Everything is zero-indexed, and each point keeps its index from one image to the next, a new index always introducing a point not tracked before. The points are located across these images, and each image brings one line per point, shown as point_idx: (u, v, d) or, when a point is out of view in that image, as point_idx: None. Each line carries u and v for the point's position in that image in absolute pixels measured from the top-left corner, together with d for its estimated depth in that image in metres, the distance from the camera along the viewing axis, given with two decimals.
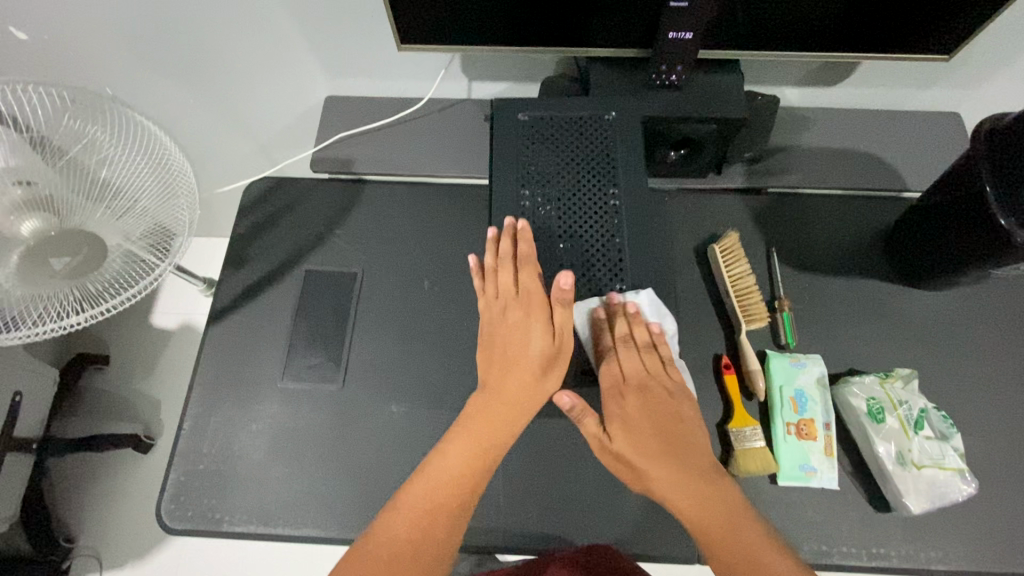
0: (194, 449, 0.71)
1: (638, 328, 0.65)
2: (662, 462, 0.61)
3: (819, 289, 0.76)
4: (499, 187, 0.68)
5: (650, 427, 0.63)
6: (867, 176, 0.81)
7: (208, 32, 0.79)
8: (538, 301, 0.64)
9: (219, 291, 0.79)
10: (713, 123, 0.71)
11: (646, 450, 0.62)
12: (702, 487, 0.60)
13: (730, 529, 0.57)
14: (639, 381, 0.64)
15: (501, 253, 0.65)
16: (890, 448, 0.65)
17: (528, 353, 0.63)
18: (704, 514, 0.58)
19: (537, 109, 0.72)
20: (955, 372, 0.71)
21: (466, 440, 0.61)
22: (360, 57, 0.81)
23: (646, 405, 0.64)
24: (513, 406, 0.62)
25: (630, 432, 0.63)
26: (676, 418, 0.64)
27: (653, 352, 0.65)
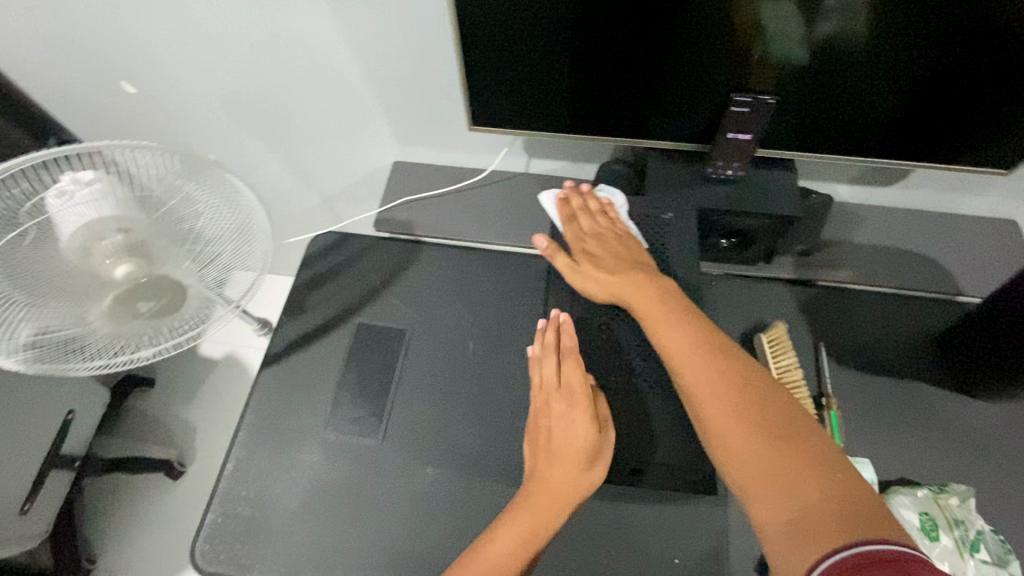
0: (234, 491, 0.73)
1: (592, 201, 0.74)
2: (618, 278, 0.66)
3: (868, 389, 0.74)
4: (556, 280, 0.73)
5: (607, 255, 0.68)
6: (920, 278, 0.81)
7: (296, 99, 0.87)
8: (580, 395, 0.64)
9: (275, 336, 0.82)
10: (765, 218, 0.73)
11: (607, 268, 0.67)
12: (657, 307, 0.63)
13: (692, 342, 0.59)
14: (595, 232, 0.71)
15: (547, 345, 0.68)
16: (944, 569, 0.61)
17: (572, 446, 0.62)
18: (667, 333, 0.60)
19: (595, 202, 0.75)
20: (1014, 492, 0.68)
21: (507, 531, 0.60)
22: (430, 129, 0.88)
23: (606, 246, 0.69)
24: (559, 498, 0.61)
25: (594, 263, 0.68)
26: (632, 252, 0.69)
27: (604, 214, 0.73)
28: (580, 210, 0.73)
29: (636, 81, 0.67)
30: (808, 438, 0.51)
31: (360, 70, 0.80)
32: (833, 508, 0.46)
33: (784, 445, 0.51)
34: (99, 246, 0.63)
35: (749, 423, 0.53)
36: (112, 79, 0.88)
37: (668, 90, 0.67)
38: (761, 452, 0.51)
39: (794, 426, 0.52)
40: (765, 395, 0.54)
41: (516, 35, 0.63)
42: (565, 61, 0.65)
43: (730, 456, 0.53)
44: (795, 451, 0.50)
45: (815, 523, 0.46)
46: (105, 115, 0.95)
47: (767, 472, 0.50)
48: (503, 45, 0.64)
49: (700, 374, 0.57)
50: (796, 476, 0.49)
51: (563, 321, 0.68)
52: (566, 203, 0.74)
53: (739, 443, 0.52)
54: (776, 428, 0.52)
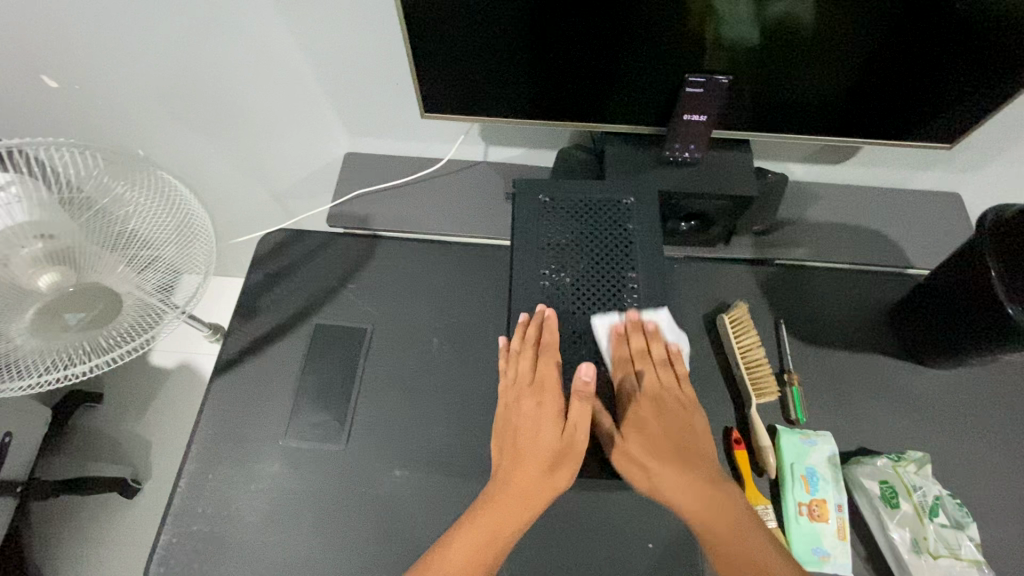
0: (189, 508, 0.69)
1: (657, 344, 0.67)
2: (668, 475, 0.64)
3: (828, 364, 0.76)
4: (519, 266, 0.69)
5: (663, 436, 0.66)
6: (872, 253, 0.83)
7: (236, 91, 0.82)
8: (551, 391, 0.65)
9: (227, 343, 0.78)
10: (724, 199, 0.73)
11: (659, 453, 0.65)
12: (676, 470, 0.64)
13: (714, 504, 0.62)
14: (654, 386, 0.67)
15: (524, 338, 0.66)
16: (905, 535, 0.63)
17: (540, 446, 0.63)
18: (684, 495, 0.63)
19: (556, 190, 0.72)
20: (966, 454, 0.71)
21: (471, 532, 0.60)
22: (382, 120, 0.84)
23: (661, 412, 0.67)
24: (520, 501, 0.61)
25: (642, 432, 0.66)
26: (681, 421, 0.67)
27: (668, 367, 0.68)
28: (642, 358, 0.66)
29: (591, 63, 0.65)
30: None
31: (305, 57, 0.76)
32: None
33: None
34: (16, 254, 0.58)
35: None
36: (30, 73, 0.81)
37: (624, 75, 0.66)
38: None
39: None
40: (778, 569, 0.58)
41: (466, 17, 0.60)
42: (517, 44, 0.63)
43: None
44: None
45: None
46: (27, 113, 0.88)
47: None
48: (452, 30, 0.62)
49: (720, 542, 0.60)
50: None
51: (545, 313, 0.65)
52: (621, 340, 0.67)
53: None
54: None
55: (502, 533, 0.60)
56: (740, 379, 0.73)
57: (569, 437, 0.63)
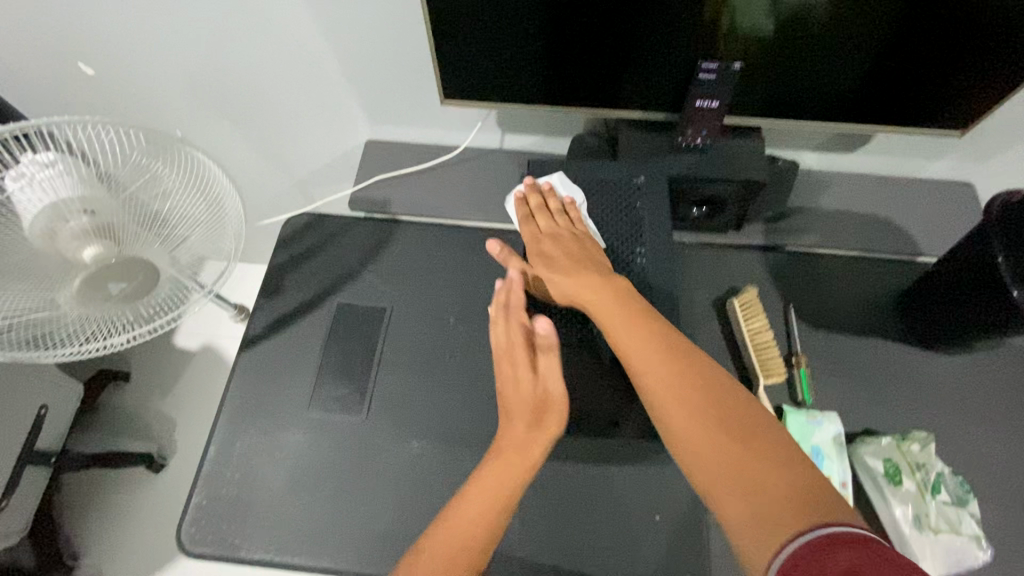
0: (218, 474, 0.73)
1: (551, 199, 0.73)
2: (579, 285, 0.65)
3: (835, 348, 0.77)
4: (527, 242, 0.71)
5: (567, 259, 0.67)
6: (882, 241, 0.84)
7: (263, 78, 0.85)
8: (522, 348, 0.66)
9: (254, 319, 0.82)
10: (735, 184, 0.75)
11: (564, 267, 0.67)
12: (608, 307, 0.63)
13: (660, 350, 0.58)
14: (554, 232, 0.70)
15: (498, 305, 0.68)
16: (907, 511, 0.65)
17: (522, 398, 0.64)
18: (630, 339, 0.59)
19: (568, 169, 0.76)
20: (971, 438, 0.72)
21: (471, 495, 0.60)
22: (402, 107, 0.87)
23: (564, 247, 0.68)
24: (510, 463, 0.61)
25: (549, 259, 0.68)
26: (588, 251, 0.68)
27: (563, 214, 0.71)
28: (538, 210, 0.72)
29: (605, 50, 0.67)
30: (771, 434, 0.51)
31: (328, 45, 0.79)
32: (797, 498, 0.46)
33: (754, 444, 0.50)
34: (64, 228, 0.59)
35: (707, 416, 0.53)
36: (70, 61, 0.85)
37: (638, 62, 0.68)
38: (726, 453, 0.50)
39: (763, 429, 0.51)
40: (730, 397, 0.54)
41: (485, 5, 0.63)
42: (534, 31, 0.65)
43: (704, 467, 0.51)
44: (768, 454, 0.49)
45: (772, 510, 0.46)
46: (66, 99, 0.92)
47: (745, 463, 0.49)
48: (471, 18, 0.64)
49: (660, 381, 0.56)
50: (755, 468, 0.49)
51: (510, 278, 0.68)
52: (523, 203, 0.74)
53: (703, 437, 0.52)
54: (738, 429, 0.51)
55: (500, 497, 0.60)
56: (749, 361, 0.74)
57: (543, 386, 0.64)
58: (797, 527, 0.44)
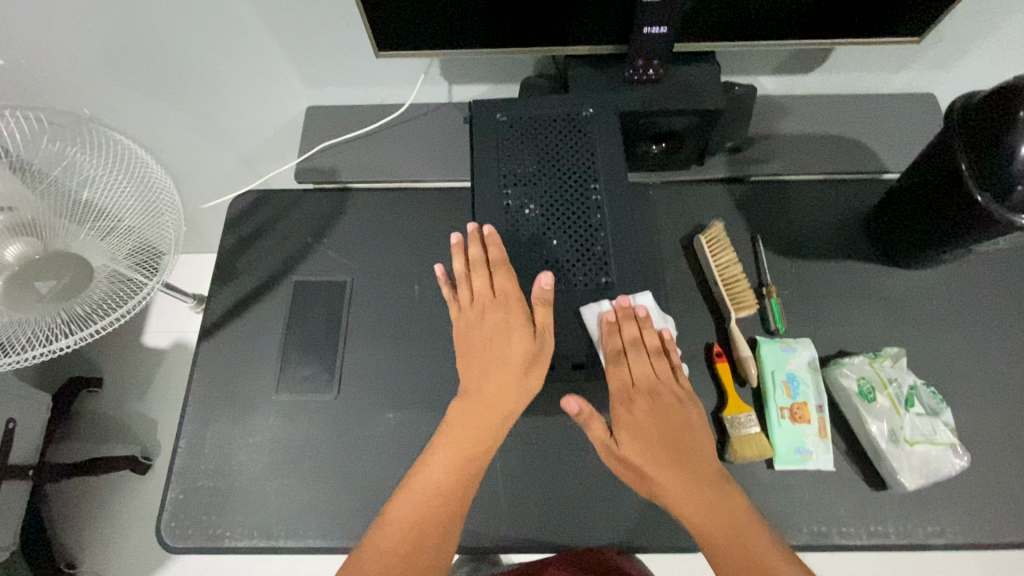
0: (191, 466, 0.71)
1: (648, 333, 0.65)
2: (672, 475, 0.61)
3: (805, 274, 0.77)
4: (480, 189, 0.69)
5: (656, 436, 0.63)
6: (846, 161, 0.82)
7: (183, 50, 0.79)
8: (516, 302, 0.65)
9: (209, 307, 0.78)
10: (691, 114, 0.72)
11: (656, 457, 0.62)
12: (687, 476, 0.61)
13: (736, 519, 0.58)
14: (651, 386, 0.65)
15: (478, 264, 0.66)
16: (883, 427, 0.65)
17: (510, 360, 0.64)
18: (707, 508, 0.59)
19: (515, 110, 0.72)
20: (943, 349, 0.72)
21: (442, 456, 0.61)
22: (338, 67, 0.82)
23: (655, 411, 0.64)
24: (481, 419, 0.63)
25: (636, 436, 0.63)
26: (681, 411, 0.64)
27: (660, 356, 0.66)
28: (631, 345, 0.64)
29: None
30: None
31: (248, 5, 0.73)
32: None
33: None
34: None
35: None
36: None
37: None
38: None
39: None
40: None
41: None
42: None
43: None
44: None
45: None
46: None
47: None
48: None
49: (735, 546, 0.57)
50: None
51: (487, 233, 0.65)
52: (614, 329, 0.64)
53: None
54: None
55: (480, 443, 0.62)
56: (719, 296, 0.73)
57: (539, 343, 0.63)
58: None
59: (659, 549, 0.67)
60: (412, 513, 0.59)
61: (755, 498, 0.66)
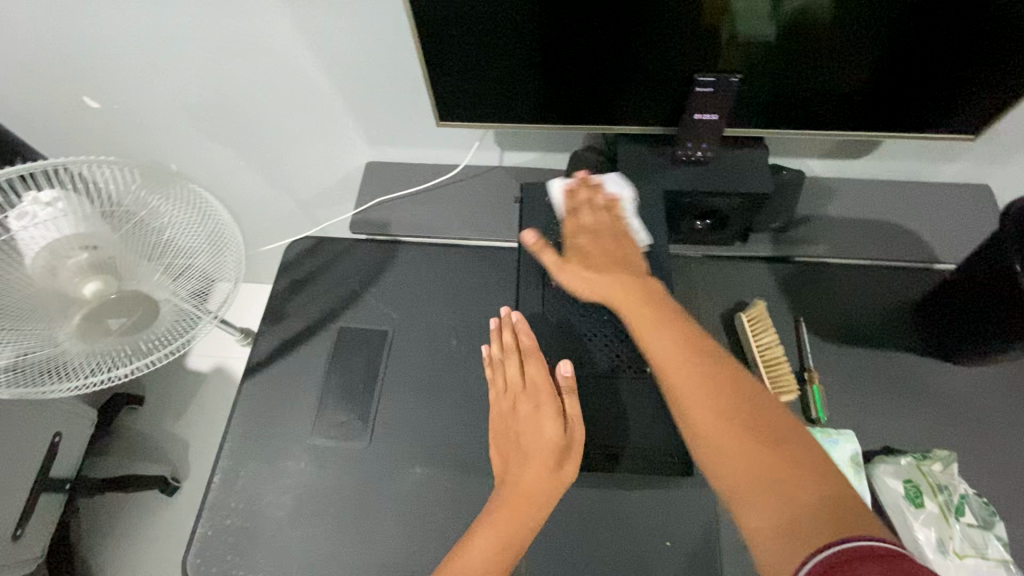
0: (222, 504, 0.73)
1: (601, 194, 0.71)
2: (609, 274, 0.64)
3: (847, 361, 0.75)
4: (525, 266, 0.73)
5: (602, 253, 0.66)
6: (895, 248, 0.81)
7: (261, 106, 0.86)
8: (547, 392, 0.64)
9: (257, 346, 0.82)
10: (737, 196, 0.73)
11: (597, 266, 0.65)
12: (623, 277, 0.64)
13: (682, 344, 0.56)
14: (596, 228, 0.68)
15: (513, 347, 0.67)
16: (930, 535, 0.61)
17: (544, 444, 0.62)
18: (659, 343, 0.57)
19: (564, 190, 0.76)
20: (996, 454, 0.69)
21: (484, 536, 0.60)
22: (399, 128, 0.87)
23: (602, 244, 0.67)
24: (523, 504, 0.61)
25: (585, 258, 0.66)
26: (625, 252, 0.67)
27: (612, 210, 0.70)
28: (586, 203, 0.70)
29: (602, 68, 0.66)
30: (796, 442, 0.49)
31: (325, 72, 0.79)
32: (825, 511, 0.44)
33: (785, 449, 0.48)
34: (64, 265, 0.62)
35: (730, 420, 0.51)
36: (73, 94, 0.86)
37: (633, 77, 0.67)
38: (755, 460, 0.48)
39: (788, 433, 0.50)
40: (759, 404, 0.51)
41: (478, 26, 0.62)
42: (528, 50, 0.64)
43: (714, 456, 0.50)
44: (797, 469, 0.47)
45: (810, 528, 0.43)
46: (74, 133, 0.94)
47: (778, 468, 0.47)
48: (461, 41, 0.64)
49: (677, 355, 0.56)
50: (783, 477, 0.47)
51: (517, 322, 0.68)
52: (573, 194, 0.72)
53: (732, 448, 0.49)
54: (749, 421, 0.50)
55: (523, 528, 0.60)
56: (758, 379, 0.73)
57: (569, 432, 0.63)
58: (824, 542, 0.42)
59: None
60: None
61: None
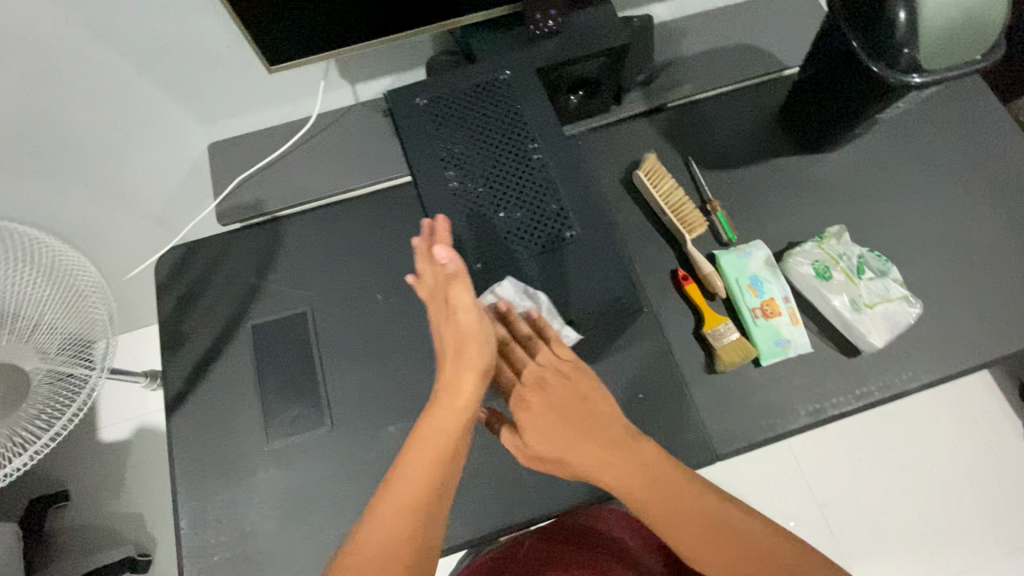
0: (201, 543, 0.67)
1: (515, 323, 0.62)
2: (591, 464, 0.56)
3: (739, 182, 0.80)
4: (422, 177, 0.68)
5: (559, 422, 0.57)
6: (748, 67, 0.86)
7: (50, 126, 0.70)
8: (442, 287, 0.57)
9: (168, 377, 0.73)
10: (600, 56, 0.72)
11: (563, 448, 0.56)
12: (597, 459, 0.56)
13: (696, 519, 0.54)
14: (543, 373, 0.59)
15: (422, 256, 0.59)
16: (845, 299, 0.70)
17: (448, 345, 0.58)
18: (610, 475, 0.56)
19: (434, 90, 0.71)
20: (875, 216, 0.78)
21: (413, 456, 0.52)
22: (228, 91, 0.76)
23: (553, 396, 0.58)
24: (452, 417, 0.54)
25: (540, 425, 0.57)
26: (579, 403, 0.58)
27: (538, 341, 0.61)
28: (511, 339, 0.61)
29: None
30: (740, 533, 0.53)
31: (110, 48, 0.66)
32: None
33: None
34: None
35: None
36: None
37: None
38: None
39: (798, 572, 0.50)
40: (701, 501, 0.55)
41: None
42: None
43: None
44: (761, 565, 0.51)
45: None
46: None
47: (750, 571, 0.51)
48: None
49: (692, 535, 0.53)
50: None
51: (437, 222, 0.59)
52: (501, 320, 0.62)
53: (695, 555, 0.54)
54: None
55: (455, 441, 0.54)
56: (670, 223, 0.76)
57: (464, 331, 0.57)
58: None
59: None
60: (381, 536, 0.48)
61: (753, 397, 0.70)
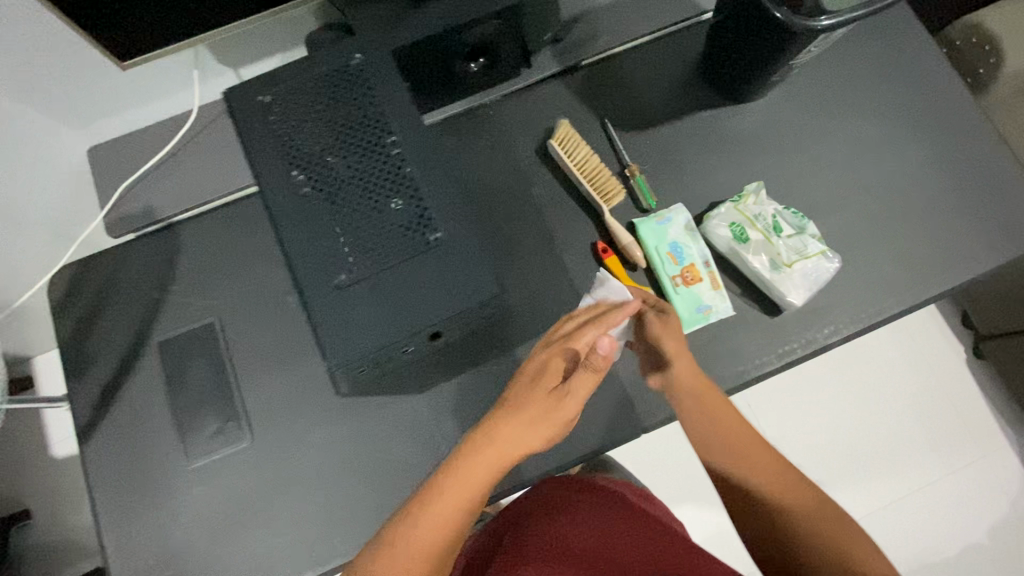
0: (131, 568, 0.66)
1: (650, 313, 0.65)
2: (728, 432, 0.60)
3: (658, 142, 0.77)
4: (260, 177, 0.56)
5: (713, 401, 0.61)
6: (664, 13, 0.80)
7: None
8: (557, 354, 0.60)
9: (76, 405, 0.70)
10: (492, 19, 0.66)
11: (718, 419, 0.60)
12: (738, 429, 0.60)
13: (787, 483, 0.55)
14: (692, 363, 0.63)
15: (587, 317, 0.62)
16: (763, 261, 0.68)
17: (536, 392, 0.58)
18: (743, 442, 0.59)
19: (275, 79, 0.59)
20: (797, 167, 0.76)
21: (456, 475, 0.56)
22: (91, 91, 0.69)
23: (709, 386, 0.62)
24: (496, 458, 0.57)
25: (701, 395, 0.62)
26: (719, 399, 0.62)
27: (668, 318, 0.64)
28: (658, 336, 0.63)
29: None
30: (780, 469, 0.56)
31: None
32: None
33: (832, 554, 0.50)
34: None
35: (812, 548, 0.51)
36: None
37: None
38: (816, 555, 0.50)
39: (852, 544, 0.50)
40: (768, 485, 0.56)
41: None
42: None
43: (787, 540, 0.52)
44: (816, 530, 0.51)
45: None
46: None
47: (805, 530, 0.52)
48: None
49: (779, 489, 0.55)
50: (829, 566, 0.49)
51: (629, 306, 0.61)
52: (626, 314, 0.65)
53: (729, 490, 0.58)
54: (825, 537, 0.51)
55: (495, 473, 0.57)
56: (587, 194, 0.73)
57: (568, 389, 0.58)
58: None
59: (610, 445, 0.70)
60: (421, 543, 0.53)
61: None
